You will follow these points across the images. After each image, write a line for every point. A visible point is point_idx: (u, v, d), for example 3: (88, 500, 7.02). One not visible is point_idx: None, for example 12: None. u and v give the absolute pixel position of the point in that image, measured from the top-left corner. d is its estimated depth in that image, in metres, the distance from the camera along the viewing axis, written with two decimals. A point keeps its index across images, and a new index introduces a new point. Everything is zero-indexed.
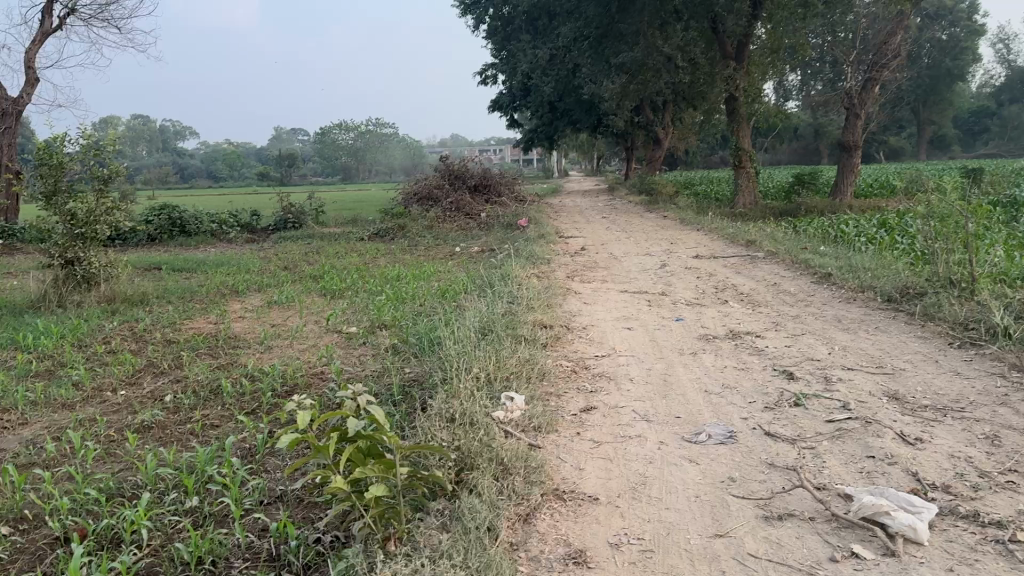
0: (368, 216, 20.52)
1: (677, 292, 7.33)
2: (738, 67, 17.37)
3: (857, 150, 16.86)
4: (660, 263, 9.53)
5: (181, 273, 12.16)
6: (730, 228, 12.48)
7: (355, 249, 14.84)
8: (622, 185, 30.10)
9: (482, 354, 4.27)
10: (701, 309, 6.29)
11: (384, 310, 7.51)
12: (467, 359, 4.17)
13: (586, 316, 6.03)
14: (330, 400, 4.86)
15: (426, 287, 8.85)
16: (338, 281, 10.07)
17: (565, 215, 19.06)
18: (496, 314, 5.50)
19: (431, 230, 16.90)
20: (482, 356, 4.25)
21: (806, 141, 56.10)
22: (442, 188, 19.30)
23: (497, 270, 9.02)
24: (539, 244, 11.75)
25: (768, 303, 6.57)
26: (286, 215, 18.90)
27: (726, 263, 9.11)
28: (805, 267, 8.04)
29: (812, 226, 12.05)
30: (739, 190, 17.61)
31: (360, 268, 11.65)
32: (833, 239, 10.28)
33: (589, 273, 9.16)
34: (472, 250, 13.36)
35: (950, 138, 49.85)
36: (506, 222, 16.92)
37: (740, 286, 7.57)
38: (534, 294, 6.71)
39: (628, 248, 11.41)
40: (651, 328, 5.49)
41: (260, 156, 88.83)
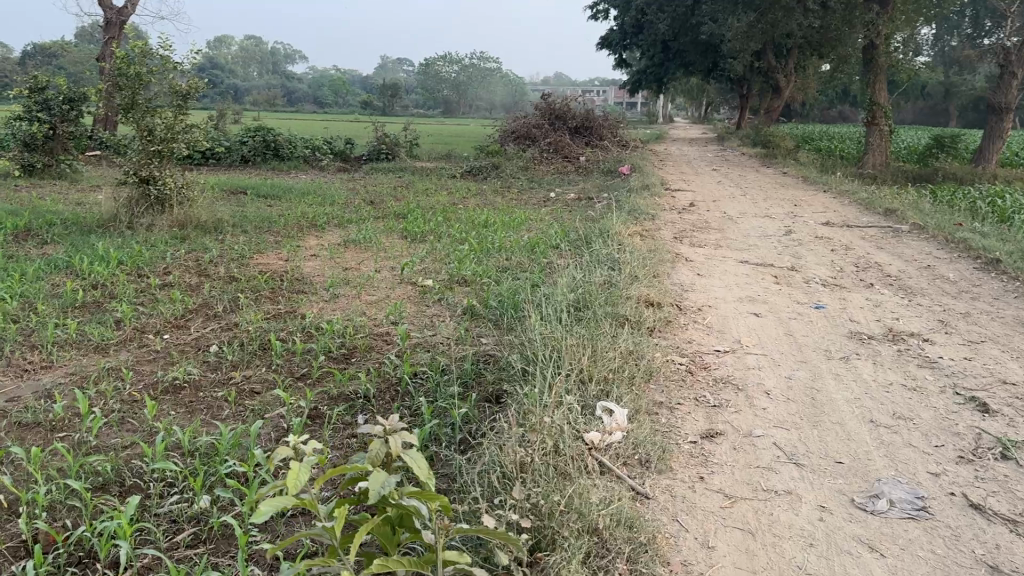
0: (464, 151, 19.73)
1: (807, 269, 6.21)
2: (881, 11, 15.39)
3: (1010, 112, 14.80)
4: (782, 230, 8.34)
5: (265, 199, 11.70)
6: (862, 193, 11.04)
7: (445, 186, 14.09)
8: (732, 136, 28.27)
9: (576, 344, 3.38)
10: (841, 295, 5.19)
11: (466, 262, 6.68)
12: (555, 351, 3.29)
13: (702, 294, 5.04)
14: (390, 375, 4.08)
15: (515, 236, 7.99)
16: (423, 221, 9.31)
17: (671, 164, 17.78)
18: (594, 287, 4.58)
19: (527, 171, 15.98)
20: (576, 346, 3.36)
21: (935, 101, 51.96)
22: (542, 128, 18.27)
23: (596, 224, 8.06)
24: (643, 196, 10.68)
25: (924, 292, 5.42)
26: (379, 145, 18.30)
27: (861, 235, 7.86)
28: (962, 250, 6.72)
29: (958, 196, 10.55)
30: (868, 150, 15.87)
31: (447, 208, 10.91)
32: (989, 216, 8.80)
33: (699, 235, 8.08)
34: (569, 197, 12.38)
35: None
36: (607, 168, 15.82)
37: (883, 266, 6.37)
38: (639, 260, 5.74)
39: (743, 208, 10.21)
40: (785, 318, 4.47)
41: (365, 83, 89.09)
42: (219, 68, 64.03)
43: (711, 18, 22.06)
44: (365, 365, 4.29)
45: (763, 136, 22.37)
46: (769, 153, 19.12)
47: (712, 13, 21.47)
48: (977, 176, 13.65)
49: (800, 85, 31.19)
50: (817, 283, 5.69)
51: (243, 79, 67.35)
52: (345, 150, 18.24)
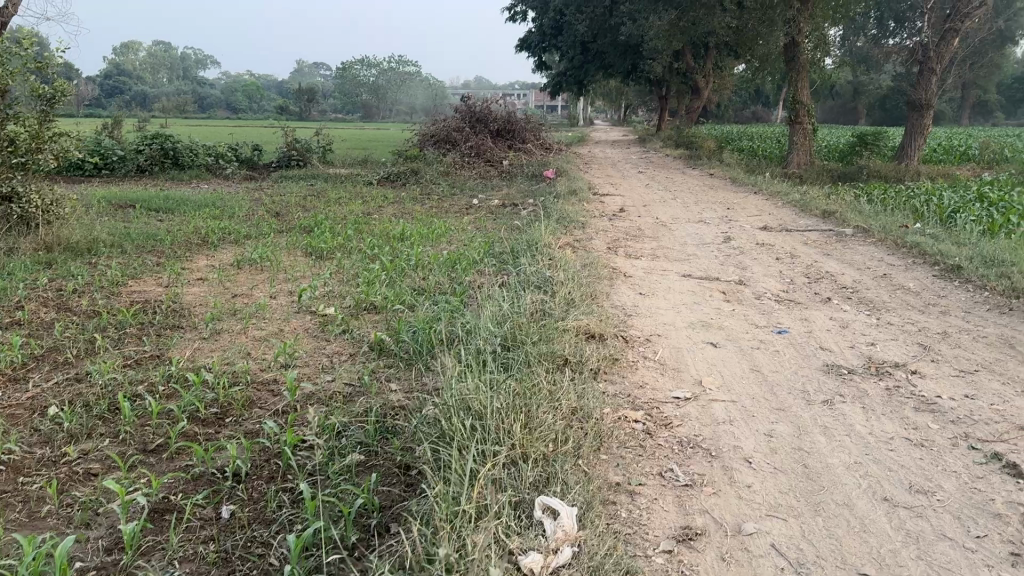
0: (381, 156, 18.80)
1: (756, 281, 5.61)
2: (801, 6, 14.92)
3: (931, 108, 14.71)
4: (720, 237, 7.76)
5: (157, 214, 10.59)
6: (795, 194, 10.62)
7: (360, 194, 13.17)
8: (654, 137, 28.05)
9: (505, 407, 2.62)
10: (802, 314, 4.57)
11: (374, 284, 5.83)
12: (477, 420, 2.53)
13: (647, 319, 4.33)
14: (273, 443, 3.25)
15: (432, 251, 7.18)
16: (332, 235, 8.42)
17: (595, 167, 17.23)
18: (522, 320, 3.82)
19: (447, 176, 15.17)
20: (504, 409, 2.60)
21: (845, 101, 53.30)
22: (462, 130, 17.47)
23: (521, 236, 7.34)
24: (571, 202, 10.01)
25: (889, 307, 4.85)
26: (289, 151, 17.18)
27: (803, 241, 7.33)
28: (916, 256, 6.23)
29: (892, 195, 10.22)
30: (793, 149, 15.62)
31: (359, 218, 10.02)
32: (930, 217, 8.42)
33: (634, 244, 7.43)
34: (493, 204, 11.63)
35: (999, 109, 46.33)
36: (531, 172, 15.13)
37: (836, 275, 5.81)
38: (573, 280, 5.01)
39: (676, 214, 9.64)
40: (748, 350, 3.79)
41: (281, 88, 86.71)
42: (123, 74, 61.12)
43: (630, 17, 21.66)
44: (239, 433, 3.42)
45: (686, 136, 22.10)
46: (693, 154, 18.80)
47: (631, 12, 21.04)
48: (903, 173, 13.45)
49: (718, 86, 31.23)
50: (771, 300, 5.08)
51: (151, 85, 64.48)
52: (252, 157, 17.08)
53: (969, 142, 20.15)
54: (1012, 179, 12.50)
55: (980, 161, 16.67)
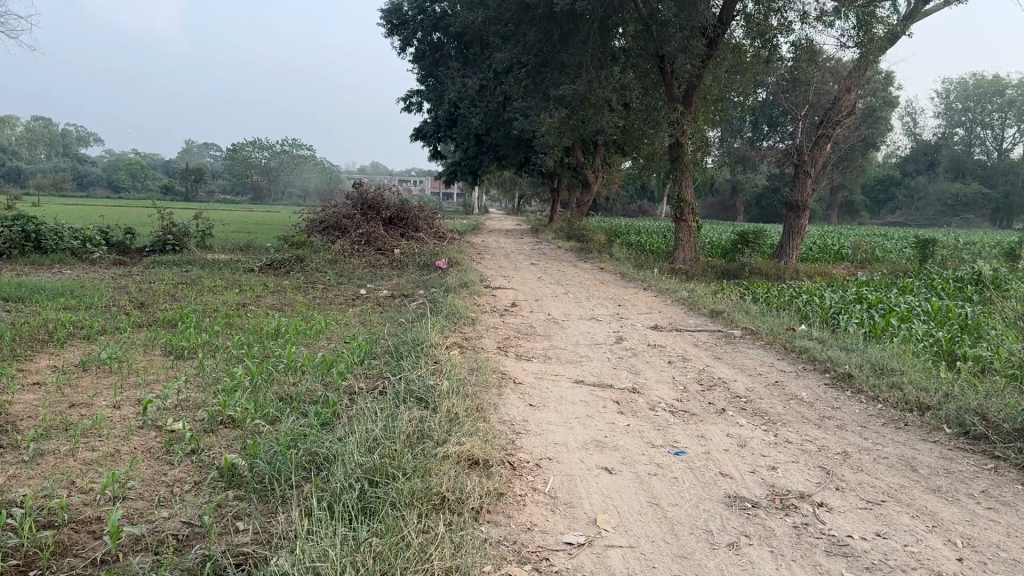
0: (267, 242, 18.08)
1: (650, 390, 5.35)
2: (685, 109, 15.42)
3: (806, 210, 15.32)
4: (611, 336, 7.56)
5: (4, 304, 9.59)
6: (683, 291, 10.67)
7: (239, 282, 12.45)
8: (546, 228, 28.42)
9: None
10: (699, 430, 4.31)
11: (237, 392, 5.24)
12: None
13: (536, 438, 3.95)
14: None
15: (308, 350, 6.64)
16: (200, 330, 7.74)
17: (488, 258, 17.07)
18: (395, 446, 3.35)
19: (335, 265, 14.63)
20: None
21: (725, 198, 56.08)
22: (352, 218, 17.03)
23: (406, 334, 6.91)
24: (461, 296, 9.69)
25: (786, 421, 4.67)
26: (165, 236, 16.24)
27: (694, 343, 7.21)
28: (806, 362, 6.17)
29: (775, 293, 10.40)
30: (679, 245, 15.92)
31: (233, 311, 9.34)
32: (814, 318, 8.53)
33: (524, 344, 7.12)
34: (380, 295, 11.18)
35: (863, 210, 49.76)
36: (422, 262, 14.80)
37: (729, 382, 5.63)
38: (456, 391, 4.59)
39: (567, 309, 9.47)
40: (644, 477, 3.45)
41: (168, 167, 84.30)
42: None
43: (522, 113, 22.06)
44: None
45: (576, 229, 22.42)
46: (583, 246, 18.99)
47: (523, 107, 21.41)
48: (784, 271, 13.87)
49: (606, 181, 32.20)
50: (665, 411, 4.81)
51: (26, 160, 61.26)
52: (124, 241, 16.05)
53: (842, 241, 21.28)
54: (883, 279, 13.08)
55: (852, 260, 17.51)
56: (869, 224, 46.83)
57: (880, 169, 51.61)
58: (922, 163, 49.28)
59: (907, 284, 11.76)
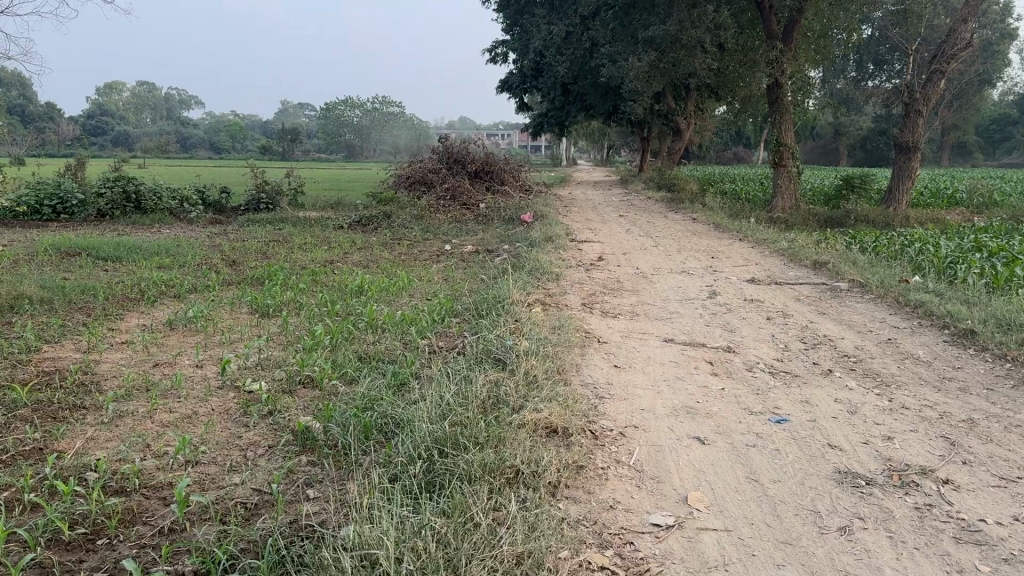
0: (355, 199, 18.15)
1: (747, 349, 4.96)
2: (784, 47, 14.45)
3: (918, 152, 14.22)
4: (705, 291, 7.15)
5: (104, 263, 9.87)
6: (782, 241, 10.07)
7: (327, 239, 12.51)
8: (637, 179, 27.72)
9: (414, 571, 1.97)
10: (802, 393, 3.94)
11: (315, 351, 5.13)
12: None
13: (624, 404, 3.66)
14: None
15: (389, 307, 6.49)
16: (285, 287, 7.72)
17: (575, 211, 16.66)
18: (469, 413, 3.13)
19: (421, 220, 14.53)
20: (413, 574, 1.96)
21: (826, 142, 53.46)
22: (438, 173, 16.87)
23: (489, 290, 6.68)
24: (546, 250, 9.39)
25: (902, 384, 4.24)
26: (258, 193, 16.51)
27: (795, 297, 6.73)
28: (922, 317, 5.64)
29: (884, 242, 9.69)
30: (777, 193, 15.09)
31: (320, 267, 9.33)
32: (927, 270, 7.88)
33: (611, 301, 6.78)
34: (465, 250, 11.00)
35: (976, 151, 46.63)
36: (508, 216, 14.55)
37: (835, 341, 5.18)
38: (538, 351, 4.33)
39: (657, 263, 9.05)
40: (741, 449, 3.14)
41: (264, 128, 86.48)
42: (104, 114, 60.59)
43: (610, 60, 21.32)
44: (99, 574, 2.68)
45: (667, 179, 21.71)
46: (675, 197, 18.32)
47: (611, 54, 20.62)
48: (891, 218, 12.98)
49: (700, 128, 31.03)
50: (764, 372, 4.45)
51: (133, 125, 63.87)
52: (220, 200, 16.37)
53: (954, 184, 19.88)
54: (1004, 225, 12.08)
55: (966, 206, 16.32)
56: (982, 166, 43.87)
57: (998, 107, 48.02)
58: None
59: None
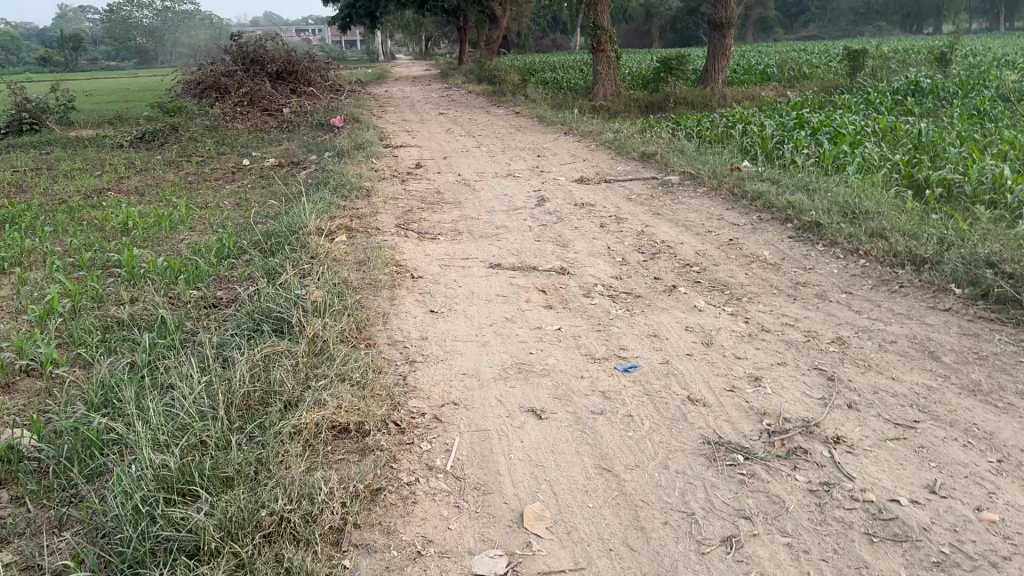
0: (140, 111, 15.89)
1: (583, 268, 4.30)
2: None
3: (731, 28, 13.98)
4: (532, 197, 6.41)
5: None
6: (607, 132, 9.49)
7: (102, 162, 10.68)
8: (456, 71, 26.44)
9: None
10: (651, 324, 3.31)
11: (46, 323, 3.94)
12: None
13: (440, 368, 2.86)
14: None
15: (158, 250, 5.31)
16: (29, 231, 6.22)
17: (391, 110, 15.38)
18: (219, 424, 2.22)
19: (215, 132, 12.83)
20: None
21: (639, 24, 53.78)
22: (232, 76, 14.97)
23: (283, 216, 5.62)
24: (355, 161, 8.31)
25: (756, 295, 3.71)
26: (17, 112, 13.98)
27: (627, 196, 6.15)
28: (762, 210, 5.20)
29: (709, 125, 9.32)
30: (597, 79, 14.49)
31: (83, 199, 7.77)
32: (755, 153, 7.53)
33: (429, 218, 5.91)
34: (266, 165, 9.66)
35: (777, 27, 48.24)
36: (316, 121, 13.12)
37: (675, 247, 4.62)
38: (332, 303, 3.42)
39: (479, 167, 8.22)
40: (586, 419, 2.43)
41: (38, 34, 76.10)
42: None
43: None
44: None
45: (487, 69, 20.66)
46: (495, 90, 17.38)
47: None
48: (710, 98, 12.77)
49: (515, 14, 29.88)
50: (603, 297, 3.80)
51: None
52: None
53: (764, 59, 20.17)
54: (817, 98, 12.11)
55: (778, 80, 16.49)
56: (782, 42, 45.65)
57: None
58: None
59: (845, 101, 10.80)
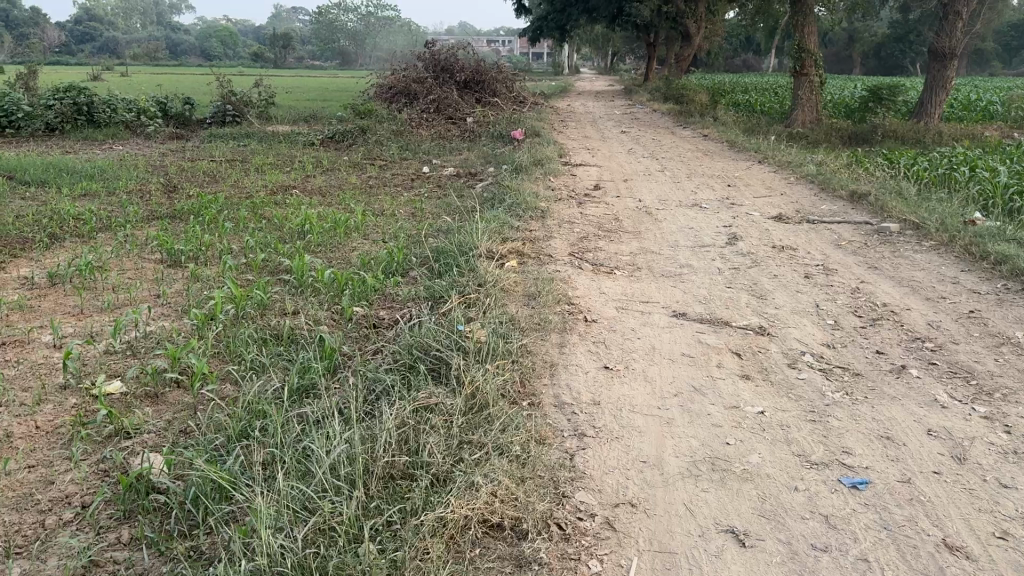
0: (333, 112, 16.49)
1: (785, 329, 3.70)
2: None
3: (955, 59, 12.59)
4: (722, 234, 5.81)
5: (24, 188, 8.40)
6: (808, 165, 8.67)
7: (292, 159, 11.04)
8: (641, 88, 25.87)
9: None
10: (878, 420, 2.69)
11: (206, 330, 3.83)
12: None
13: (616, 448, 2.40)
14: None
15: (328, 259, 5.19)
16: (213, 225, 6.33)
17: (573, 125, 15.10)
18: (352, 505, 1.88)
19: (400, 136, 13.03)
20: None
21: (838, 49, 50.89)
22: (422, 83, 15.23)
23: (455, 232, 5.36)
24: (533, 177, 8.02)
25: (1014, 395, 2.99)
26: (224, 105, 14.85)
27: (834, 242, 5.43)
28: (1007, 278, 4.35)
29: (929, 165, 8.29)
30: (796, 105, 13.49)
31: (268, 196, 7.94)
32: (988, 205, 6.52)
33: (606, 249, 5.46)
34: (445, 174, 9.59)
35: (995, 60, 44.11)
36: (497, 132, 13.03)
37: (899, 315, 3.92)
38: (496, 347, 3.05)
39: (663, 193, 7.69)
40: (803, 557, 1.89)
41: (256, 32, 82.61)
42: (93, 21, 57.99)
43: None
44: None
45: (675, 88, 19.98)
46: (681, 109, 16.67)
47: None
48: (925, 133, 11.50)
49: (708, 33, 28.92)
50: (813, 372, 3.20)
51: (120, 30, 60.97)
52: (183, 113, 14.65)
53: (986, 94, 18.21)
54: None
55: (1004, 119, 14.76)
56: (1001, 76, 41.65)
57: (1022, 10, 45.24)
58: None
59: None
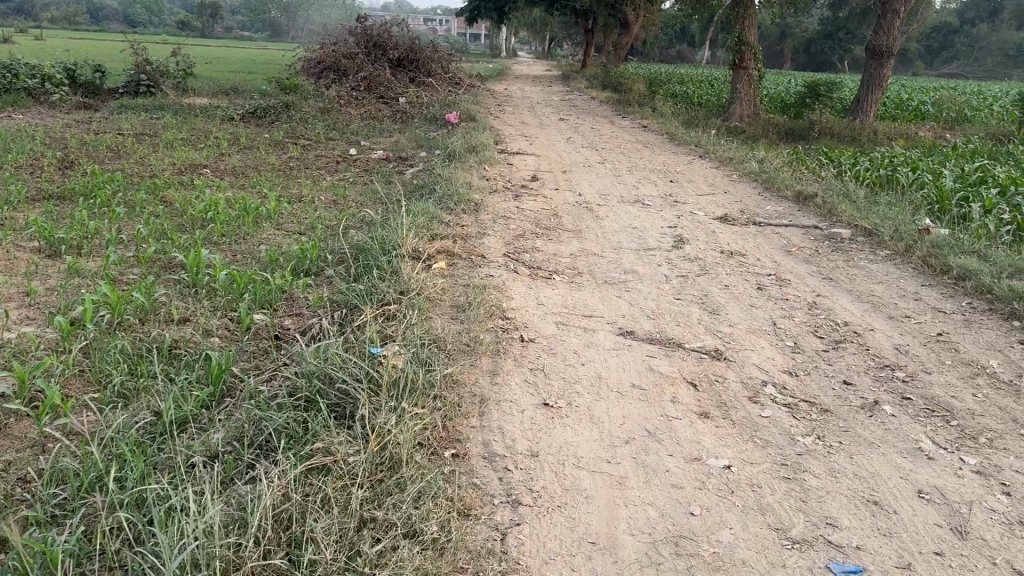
0: (258, 85, 15.58)
1: (744, 353, 3.30)
2: None
3: (891, 58, 12.53)
4: (668, 235, 5.41)
5: None
6: (750, 161, 8.38)
7: (208, 135, 10.24)
8: (579, 74, 25.49)
9: None
10: (860, 477, 2.30)
11: (71, 342, 3.23)
12: None
13: (559, 525, 1.97)
14: None
15: (230, 253, 4.58)
16: (105, 209, 5.63)
17: (510, 110, 14.59)
18: None
19: (328, 114, 12.31)
20: None
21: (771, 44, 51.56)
22: (353, 59, 14.47)
23: (377, 226, 4.81)
24: (466, 165, 7.50)
25: (1001, 440, 2.64)
26: (138, 74, 13.81)
27: (785, 248, 5.09)
28: (971, 296, 4.06)
29: (871, 165, 8.08)
30: (735, 98, 13.23)
31: (174, 176, 7.21)
32: (935, 211, 6.30)
33: (544, 249, 5.00)
34: (373, 157, 8.98)
35: (918, 60, 45.33)
36: (431, 114, 12.42)
37: (864, 337, 3.56)
38: (415, 379, 2.56)
39: (604, 187, 7.28)
40: None
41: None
42: None
43: None
44: None
45: (614, 76, 19.63)
46: (620, 98, 16.33)
47: None
48: (863, 131, 11.40)
49: (646, 22, 28.70)
50: (779, 408, 2.79)
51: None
52: (93, 80, 13.52)
53: (916, 94, 18.41)
54: (987, 145, 10.63)
55: (935, 119, 14.88)
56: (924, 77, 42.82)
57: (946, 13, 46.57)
58: (985, 8, 44.56)
59: None
